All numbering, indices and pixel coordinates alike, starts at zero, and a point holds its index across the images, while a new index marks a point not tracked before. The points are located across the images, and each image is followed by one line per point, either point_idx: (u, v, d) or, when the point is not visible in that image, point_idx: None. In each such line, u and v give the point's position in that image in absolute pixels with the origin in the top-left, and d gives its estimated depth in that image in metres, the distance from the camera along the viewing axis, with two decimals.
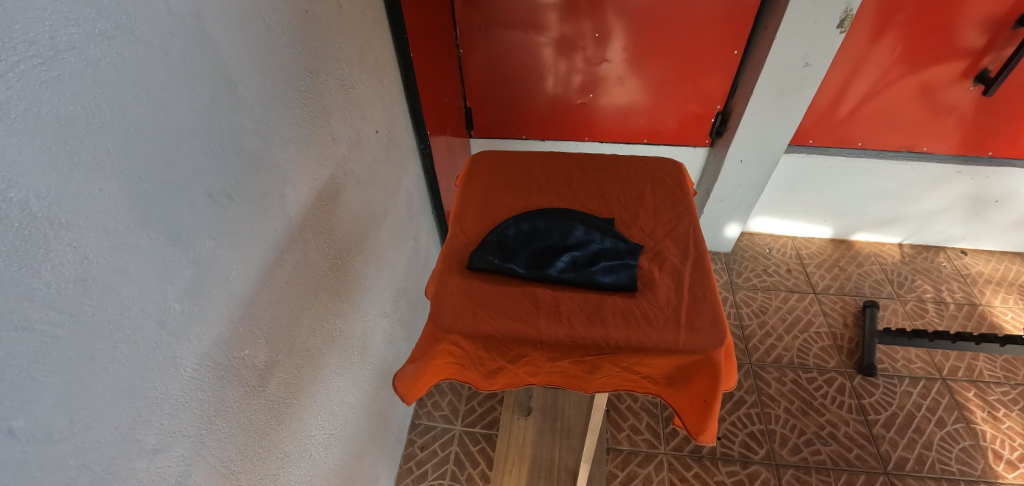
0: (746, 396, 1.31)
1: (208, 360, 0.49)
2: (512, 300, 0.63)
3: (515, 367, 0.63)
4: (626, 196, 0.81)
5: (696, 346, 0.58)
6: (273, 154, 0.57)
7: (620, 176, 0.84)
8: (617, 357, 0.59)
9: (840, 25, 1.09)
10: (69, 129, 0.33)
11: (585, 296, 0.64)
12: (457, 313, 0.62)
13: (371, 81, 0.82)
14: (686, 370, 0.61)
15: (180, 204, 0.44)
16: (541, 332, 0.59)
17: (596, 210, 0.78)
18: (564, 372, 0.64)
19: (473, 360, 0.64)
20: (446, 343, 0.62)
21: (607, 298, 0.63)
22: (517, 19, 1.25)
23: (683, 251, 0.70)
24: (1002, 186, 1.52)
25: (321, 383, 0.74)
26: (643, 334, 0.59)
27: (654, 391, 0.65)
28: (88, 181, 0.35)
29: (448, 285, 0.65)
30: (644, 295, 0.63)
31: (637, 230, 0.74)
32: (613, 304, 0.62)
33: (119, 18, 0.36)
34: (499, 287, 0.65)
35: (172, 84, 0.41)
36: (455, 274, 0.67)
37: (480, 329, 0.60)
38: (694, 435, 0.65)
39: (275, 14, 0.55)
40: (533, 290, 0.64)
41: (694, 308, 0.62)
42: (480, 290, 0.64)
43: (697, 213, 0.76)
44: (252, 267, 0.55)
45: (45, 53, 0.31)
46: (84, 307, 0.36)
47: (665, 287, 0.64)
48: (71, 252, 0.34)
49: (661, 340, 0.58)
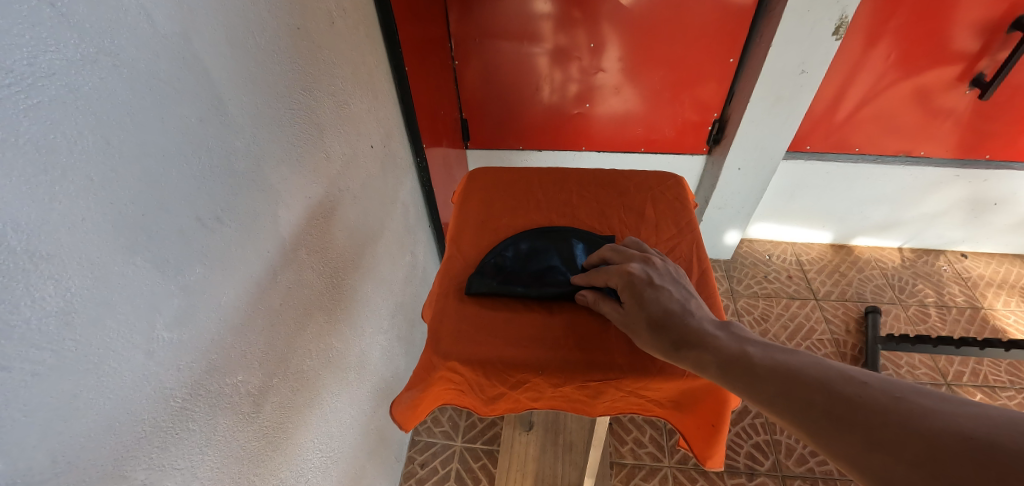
0: (750, 405, 1.29)
1: (199, 389, 0.48)
2: (512, 326, 0.62)
3: (516, 393, 0.61)
4: (626, 212, 0.80)
5: None
6: (264, 174, 0.56)
7: (620, 191, 0.84)
8: (621, 382, 0.58)
9: (836, 32, 1.09)
10: (50, 158, 0.32)
11: (588, 320, 0.62)
12: (455, 339, 0.60)
13: (364, 96, 0.81)
14: (692, 394, 0.59)
15: (167, 230, 0.42)
16: (542, 359, 0.58)
17: (596, 228, 0.77)
18: (567, 396, 0.62)
19: (473, 387, 0.62)
20: (445, 370, 0.60)
21: (609, 322, 0.61)
22: (511, 30, 1.25)
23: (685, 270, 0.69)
24: (1000, 189, 1.52)
25: (317, 404, 0.72)
26: (647, 358, 0.57)
27: (660, 413, 0.63)
28: (70, 210, 0.34)
29: (445, 310, 0.64)
30: None
31: None
32: (617, 328, 0.61)
33: (102, 41, 0.35)
34: (500, 313, 0.63)
35: (158, 108, 0.40)
36: (453, 296, 0.66)
37: (479, 356, 0.59)
38: (701, 460, 0.63)
39: (266, 33, 0.54)
40: (534, 316, 0.63)
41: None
42: (478, 316, 0.63)
43: (699, 229, 0.75)
44: (245, 291, 0.54)
45: (23, 80, 0.30)
46: (66, 343, 0.34)
47: None
48: (54, 285, 0.33)
49: (666, 364, 0.57)
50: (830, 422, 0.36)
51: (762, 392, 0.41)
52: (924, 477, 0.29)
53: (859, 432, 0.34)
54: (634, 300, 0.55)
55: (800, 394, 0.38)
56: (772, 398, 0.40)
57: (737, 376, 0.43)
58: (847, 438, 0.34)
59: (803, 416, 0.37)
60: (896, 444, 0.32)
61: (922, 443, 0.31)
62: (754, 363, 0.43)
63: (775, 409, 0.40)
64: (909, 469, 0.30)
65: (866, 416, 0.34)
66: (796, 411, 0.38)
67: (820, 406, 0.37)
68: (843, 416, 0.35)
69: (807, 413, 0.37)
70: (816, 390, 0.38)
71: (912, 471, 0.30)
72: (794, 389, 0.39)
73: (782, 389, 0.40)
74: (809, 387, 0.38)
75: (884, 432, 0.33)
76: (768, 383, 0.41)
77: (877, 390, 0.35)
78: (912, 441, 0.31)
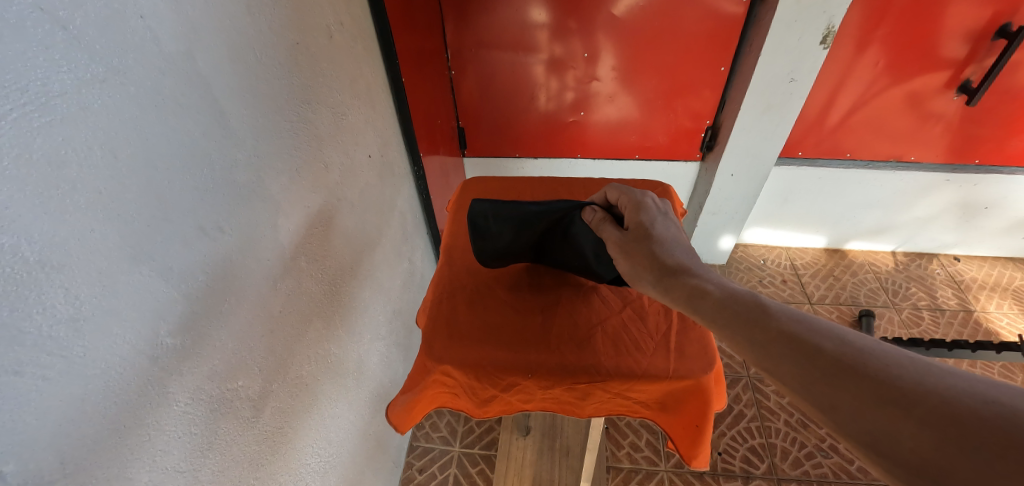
0: (745, 409, 1.30)
1: (201, 393, 0.49)
2: (504, 330, 0.63)
3: (508, 395, 0.63)
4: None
5: (685, 371, 0.58)
6: (265, 185, 0.57)
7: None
8: (608, 384, 0.59)
9: (823, 41, 1.12)
10: (61, 173, 0.34)
11: (576, 323, 0.64)
12: (448, 343, 0.62)
13: (362, 106, 0.83)
14: (677, 395, 0.61)
15: (171, 239, 0.44)
16: (531, 362, 0.60)
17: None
18: (556, 398, 0.63)
19: (466, 389, 0.64)
20: (438, 373, 0.62)
21: (595, 326, 0.63)
22: (507, 41, 1.27)
23: None
24: (990, 193, 1.54)
25: (316, 409, 0.73)
26: (632, 360, 0.59)
27: (647, 414, 0.65)
28: (79, 222, 0.35)
29: (438, 315, 0.65)
30: (634, 321, 0.63)
31: None
32: (603, 331, 0.63)
33: (110, 61, 0.37)
34: (491, 317, 0.65)
35: (163, 122, 0.42)
36: (447, 301, 0.67)
37: (471, 359, 0.60)
38: (686, 459, 0.64)
39: (267, 50, 0.56)
40: (524, 319, 0.65)
41: (683, 332, 0.62)
42: (470, 320, 0.65)
43: None
44: (245, 298, 0.55)
45: (36, 99, 0.32)
46: (75, 349, 0.36)
47: (655, 311, 0.65)
48: (63, 294, 0.35)
49: (651, 366, 0.59)
50: (839, 369, 0.35)
51: (765, 334, 0.40)
52: (936, 435, 0.29)
53: (867, 384, 0.33)
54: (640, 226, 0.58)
55: (809, 341, 0.38)
56: (775, 340, 0.39)
57: (739, 315, 0.42)
58: (852, 388, 0.33)
59: (807, 361, 0.36)
60: (908, 398, 0.31)
61: (938, 402, 0.30)
62: (765, 310, 0.42)
63: (777, 352, 0.38)
64: (918, 427, 0.29)
65: (879, 371, 0.33)
66: (800, 356, 0.37)
67: (828, 355, 0.36)
68: (853, 366, 0.34)
69: (812, 360, 0.36)
70: (827, 341, 0.37)
71: (923, 431, 0.29)
72: (802, 338, 0.38)
73: (786, 334, 0.39)
74: (820, 338, 0.38)
75: (897, 387, 0.32)
76: (773, 326, 0.40)
77: (894, 352, 0.34)
78: (926, 399, 0.30)
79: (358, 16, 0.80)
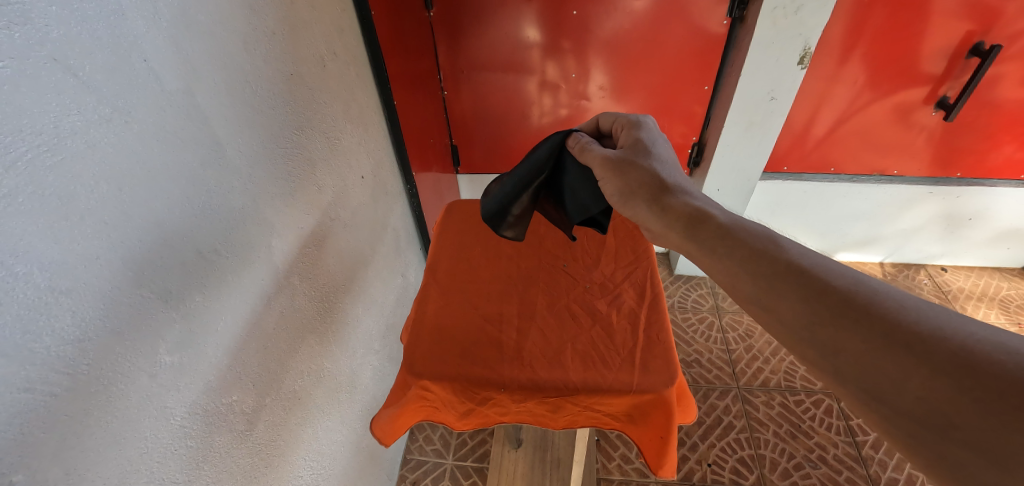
0: (734, 421, 1.32)
1: (197, 408, 0.52)
2: (481, 348, 0.67)
3: (485, 408, 0.65)
4: (590, 239, 0.86)
5: (648, 386, 0.61)
6: (259, 209, 0.61)
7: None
8: (577, 398, 0.62)
9: (801, 61, 1.16)
10: (70, 206, 0.37)
11: (548, 341, 0.67)
12: (427, 360, 0.65)
13: (356, 130, 0.87)
14: (643, 408, 0.64)
15: (171, 263, 0.47)
16: (506, 377, 0.63)
17: (561, 254, 0.83)
18: (530, 411, 0.66)
19: (445, 404, 0.66)
20: (418, 389, 0.64)
21: (566, 343, 0.67)
22: (498, 62, 1.32)
23: (640, 294, 0.74)
24: (973, 205, 1.59)
25: (309, 422, 0.76)
26: (600, 375, 0.63)
27: (617, 426, 0.67)
28: (86, 250, 0.38)
29: (420, 333, 0.68)
30: (603, 339, 0.67)
31: (599, 274, 0.79)
32: (573, 348, 0.66)
33: (117, 102, 0.40)
34: (469, 336, 0.68)
35: (165, 155, 0.45)
36: (430, 319, 0.70)
37: (449, 375, 0.63)
38: (653, 470, 0.67)
39: (263, 83, 0.60)
40: (500, 337, 0.68)
41: (649, 349, 0.66)
42: (449, 338, 0.68)
43: (655, 256, 0.82)
44: (239, 317, 0.58)
45: (49, 140, 0.35)
46: (80, 367, 0.39)
47: (622, 330, 0.68)
48: (70, 317, 0.38)
49: (616, 380, 0.62)
50: (852, 312, 0.37)
51: (773, 267, 0.44)
52: (948, 382, 0.32)
53: (881, 328, 0.36)
54: (633, 148, 0.64)
55: (822, 281, 0.41)
56: (787, 280, 0.42)
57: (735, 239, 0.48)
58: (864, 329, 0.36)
59: (818, 301, 0.40)
60: (923, 346, 0.34)
61: (953, 351, 0.32)
62: (773, 245, 0.46)
63: (788, 289, 0.42)
64: (932, 375, 0.32)
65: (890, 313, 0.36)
66: (812, 297, 0.40)
67: (841, 294, 0.39)
68: (866, 311, 0.37)
69: (825, 297, 0.39)
70: (840, 282, 0.40)
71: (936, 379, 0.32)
72: (815, 280, 0.41)
73: (796, 273, 0.42)
74: (831, 277, 0.41)
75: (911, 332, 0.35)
76: (778, 260, 0.44)
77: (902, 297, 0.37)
78: (941, 348, 0.33)
79: (351, 45, 0.84)
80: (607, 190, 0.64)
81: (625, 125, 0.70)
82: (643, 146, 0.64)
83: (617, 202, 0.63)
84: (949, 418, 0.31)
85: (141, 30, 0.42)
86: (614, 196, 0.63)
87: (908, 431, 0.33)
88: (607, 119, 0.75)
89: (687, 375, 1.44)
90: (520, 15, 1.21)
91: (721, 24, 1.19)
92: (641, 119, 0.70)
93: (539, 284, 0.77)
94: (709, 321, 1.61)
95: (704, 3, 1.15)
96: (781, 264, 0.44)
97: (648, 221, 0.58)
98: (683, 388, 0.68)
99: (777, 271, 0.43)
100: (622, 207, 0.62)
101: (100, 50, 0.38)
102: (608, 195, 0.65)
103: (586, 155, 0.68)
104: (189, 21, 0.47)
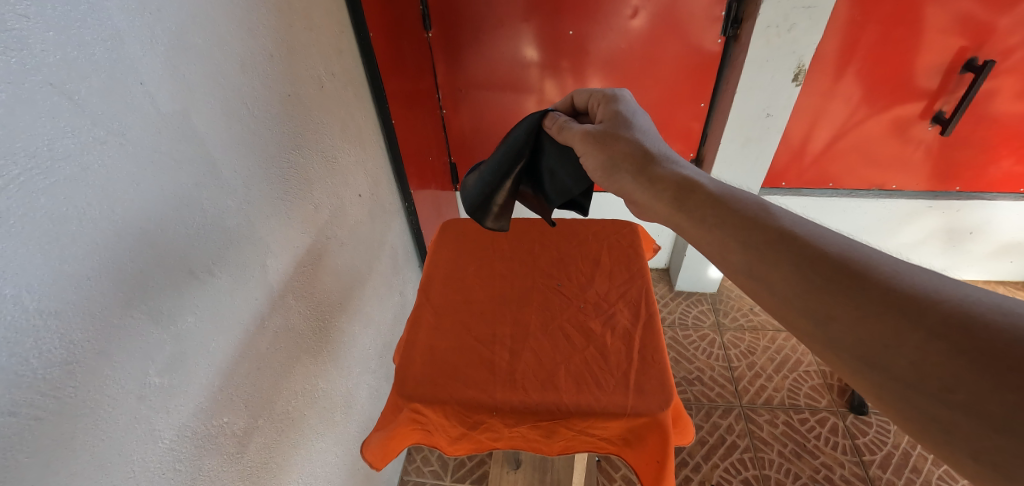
0: (738, 440, 1.30)
1: (186, 430, 0.51)
2: (472, 369, 0.66)
3: (477, 432, 0.64)
4: (584, 258, 0.86)
5: (643, 409, 0.60)
6: (253, 229, 0.60)
7: (579, 239, 0.90)
8: (570, 421, 0.61)
9: (796, 78, 1.17)
10: (61, 227, 0.37)
11: (541, 361, 0.67)
12: (419, 382, 0.64)
13: (353, 148, 0.88)
14: (639, 432, 0.62)
15: (163, 283, 0.47)
16: (498, 399, 0.62)
17: (555, 274, 0.83)
18: (523, 435, 0.65)
19: (437, 427, 0.65)
20: (410, 411, 0.63)
21: (559, 364, 0.66)
22: (497, 81, 1.34)
23: (635, 313, 0.74)
24: (974, 219, 1.59)
25: (303, 444, 0.74)
26: (594, 398, 0.62)
27: (613, 450, 0.66)
28: (76, 272, 0.38)
29: (411, 355, 0.68)
30: (598, 360, 0.66)
31: (593, 292, 0.78)
32: (567, 370, 0.65)
33: (111, 125, 0.40)
34: (461, 356, 0.68)
35: (158, 176, 0.45)
36: (422, 341, 0.70)
37: (441, 398, 0.62)
38: None
39: (260, 104, 0.61)
40: (492, 357, 0.68)
41: (643, 371, 0.65)
42: (441, 359, 0.67)
43: (650, 275, 0.81)
44: (231, 339, 0.57)
45: (42, 164, 0.35)
46: (67, 390, 0.38)
47: (617, 350, 0.68)
48: (58, 339, 0.37)
49: (610, 403, 0.61)
50: (842, 281, 0.39)
51: (761, 236, 0.45)
52: (943, 345, 0.32)
53: (874, 293, 0.37)
54: (612, 120, 0.65)
55: (814, 249, 0.42)
56: (777, 248, 0.43)
57: (718, 208, 0.49)
58: (852, 297, 0.38)
59: (810, 271, 0.41)
60: (917, 309, 0.34)
61: (948, 314, 0.33)
62: (763, 214, 0.47)
63: (777, 259, 0.43)
64: (927, 339, 0.33)
65: (881, 280, 0.38)
66: (803, 264, 0.41)
67: (831, 262, 0.40)
68: (860, 277, 0.38)
69: (816, 267, 0.41)
70: (833, 251, 0.41)
71: (930, 345, 0.33)
72: (806, 247, 0.42)
73: (784, 244, 0.44)
74: (822, 246, 0.42)
75: (903, 299, 0.36)
76: (768, 227, 0.46)
77: (892, 271, 0.38)
78: (933, 315, 0.34)
79: (348, 66, 0.85)
80: (591, 164, 0.65)
81: (601, 99, 0.71)
82: (622, 118, 0.65)
83: (601, 177, 0.64)
84: (944, 381, 0.32)
85: (138, 54, 0.43)
86: (598, 171, 0.64)
87: (901, 396, 0.34)
88: (581, 96, 0.76)
89: (689, 393, 1.42)
90: (518, 34, 1.23)
91: (716, 42, 1.21)
92: (615, 92, 0.71)
93: (533, 305, 0.77)
94: (710, 337, 1.59)
95: (699, 22, 1.17)
96: (768, 232, 0.45)
97: (634, 192, 0.59)
98: (679, 409, 0.67)
99: (764, 239, 0.45)
100: (607, 180, 0.63)
101: (97, 74, 0.39)
102: (592, 171, 0.66)
103: (566, 133, 0.69)
104: (186, 44, 0.48)
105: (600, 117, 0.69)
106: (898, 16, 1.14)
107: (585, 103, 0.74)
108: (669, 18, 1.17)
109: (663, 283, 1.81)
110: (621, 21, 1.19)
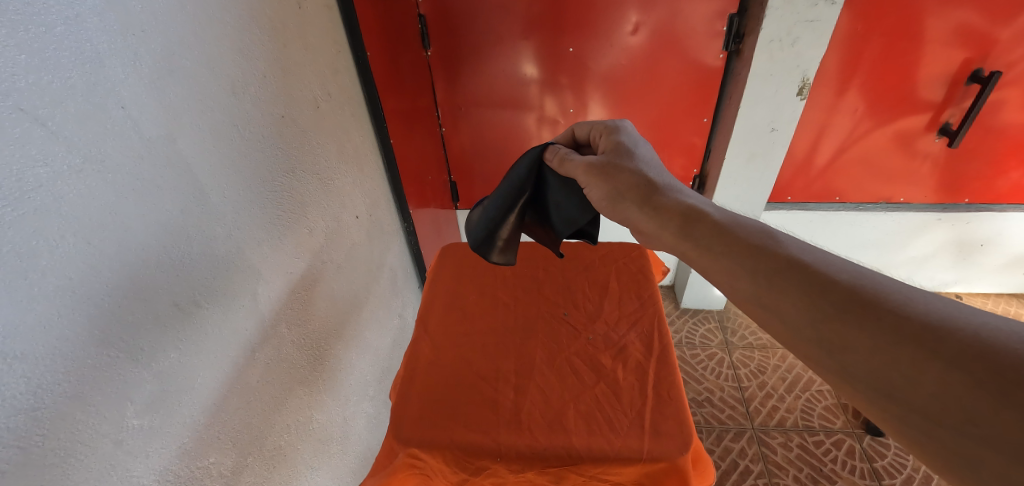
0: (751, 465, 1.25)
1: (168, 474, 0.47)
2: (473, 408, 0.63)
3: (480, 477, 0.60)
4: (591, 285, 0.83)
5: (661, 453, 0.56)
6: (244, 254, 0.58)
7: (585, 266, 0.87)
8: (581, 467, 0.57)
9: (801, 92, 1.15)
10: (29, 263, 0.34)
11: (547, 400, 0.64)
12: (416, 423, 0.61)
13: (350, 170, 0.86)
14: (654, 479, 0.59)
15: (146, 320, 0.44)
16: (501, 443, 0.59)
17: (561, 302, 0.80)
18: None
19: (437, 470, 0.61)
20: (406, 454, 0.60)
21: (568, 403, 0.63)
22: (496, 99, 1.33)
23: (647, 346, 0.71)
24: (984, 232, 1.56)
25: (295, 480, 0.70)
26: (605, 441, 0.58)
27: None
28: (47, 309, 0.36)
29: (409, 393, 0.65)
30: (609, 398, 0.63)
31: (602, 322, 0.75)
32: (576, 410, 0.62)
33: (89, 151, 0.38)
34: (462, 394, 0.65)
35: (142, 205, 0.43)
36: (420, 379, 0.67)
37: (440, 440, 0.59)
38: None
39: (251, 128, 0.59)
40: (496, 396, 0.64)
41: (659, 410, 0.61)
42: (440, 396, 0.64)
43: (662, 303, 0.78)
44: (220, 374, 0.54)
45: (10, 195, 0.33)
46: (34, 439, 0.35)
47: (630, 387, 0.65)
48: (24, 384, 0.34)
49: (624, 447, 0.57)
50: (859, 309, 0.36)
51: (769, 264, 0.42)
52: (959, 381, 0.30)
53: (890, 321, 0.34)
54: (614, 152, 0.63)
55: (821, 279, 0.39)
56: (787, 276, 0.41)
57: (723, 237, 0.47)
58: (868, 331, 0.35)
59: (822, 300, 0.38)
60: (937, 341, 0.32)
61: (966, 343, 0.31)
62: (770, 242, 0.45)
63: (787, 287, 0.40)
64: (945, 369, 0.30)
65: (900, 305, 0.35)
66: (810, 295, 0.38)
67: (843, 287, 0.38)
68: (870, 310, 0.35)
69: (826, 294, 0.38)
70: (844, 278, 0.38)
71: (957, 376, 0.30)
72: (814, 278, 0.40)
73: (795, 271, 0.41)
74: (830, 275, 0.39)
75: (923, 326, 0.33)
76: (772, 258, 0.43)
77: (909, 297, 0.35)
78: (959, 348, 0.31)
79: (346, 85, 0.84)
80: (595, 196, 0.62)
81: (602, 131, 0.68)
82: (624, 149, 0.63)
83: (606, 207, 0.61)
84: (968, 425, 0.29)
85: (120, 77, 0.40)
86: (602, 202, 0.61)
87: (923, 433, 0.31)
88: (582, 129, 0.74)
89: (699, 415, 1.38)
90: (518, 52, 1.22)
91: (717, 57, 1.20)
92: (617, 123, 0.69)
93: (538, 336, 0.74)
94: (719, 356, 1.55)
95: (699, 38, 1.16)
96: (780, 260, 0.42)
97: (639, 223, 0.56)
98: (697, 450, 0.63)
99: (772, 267, 0.42)
100: (611, 211, 0.60)
101: (73, 98, 0.37)
102: (597, 201, 0.62)
103: (568, 165, 0.67)
104: (173, 66, 0.46)
105: (602, 148, 0.67)
106: (899, 30, 1.13)
107: (586, 135, 0.72)
108: (669, 34, 1.17)
109: (670, 300, 1.79)
110: (621, 37, 1.18)
